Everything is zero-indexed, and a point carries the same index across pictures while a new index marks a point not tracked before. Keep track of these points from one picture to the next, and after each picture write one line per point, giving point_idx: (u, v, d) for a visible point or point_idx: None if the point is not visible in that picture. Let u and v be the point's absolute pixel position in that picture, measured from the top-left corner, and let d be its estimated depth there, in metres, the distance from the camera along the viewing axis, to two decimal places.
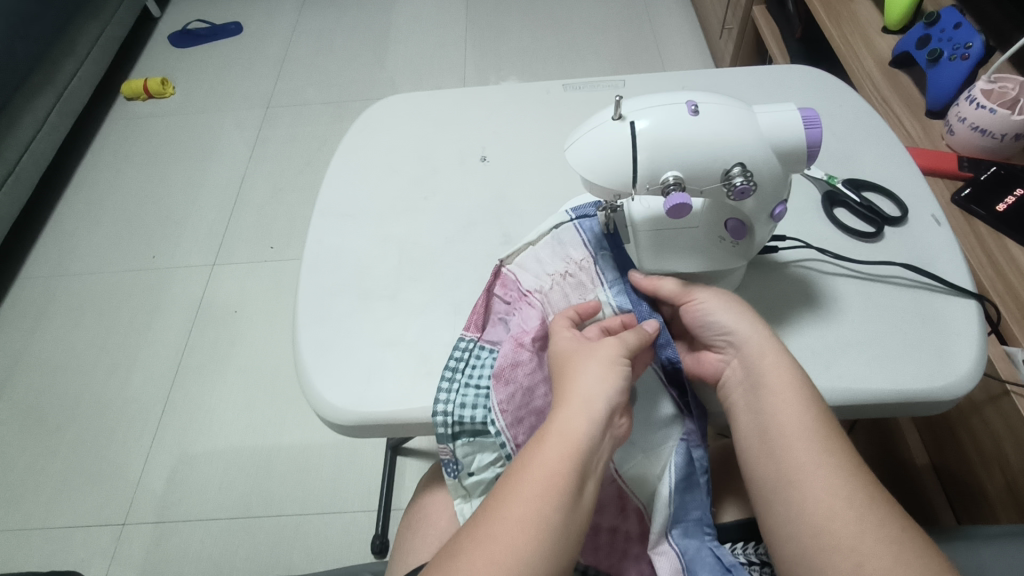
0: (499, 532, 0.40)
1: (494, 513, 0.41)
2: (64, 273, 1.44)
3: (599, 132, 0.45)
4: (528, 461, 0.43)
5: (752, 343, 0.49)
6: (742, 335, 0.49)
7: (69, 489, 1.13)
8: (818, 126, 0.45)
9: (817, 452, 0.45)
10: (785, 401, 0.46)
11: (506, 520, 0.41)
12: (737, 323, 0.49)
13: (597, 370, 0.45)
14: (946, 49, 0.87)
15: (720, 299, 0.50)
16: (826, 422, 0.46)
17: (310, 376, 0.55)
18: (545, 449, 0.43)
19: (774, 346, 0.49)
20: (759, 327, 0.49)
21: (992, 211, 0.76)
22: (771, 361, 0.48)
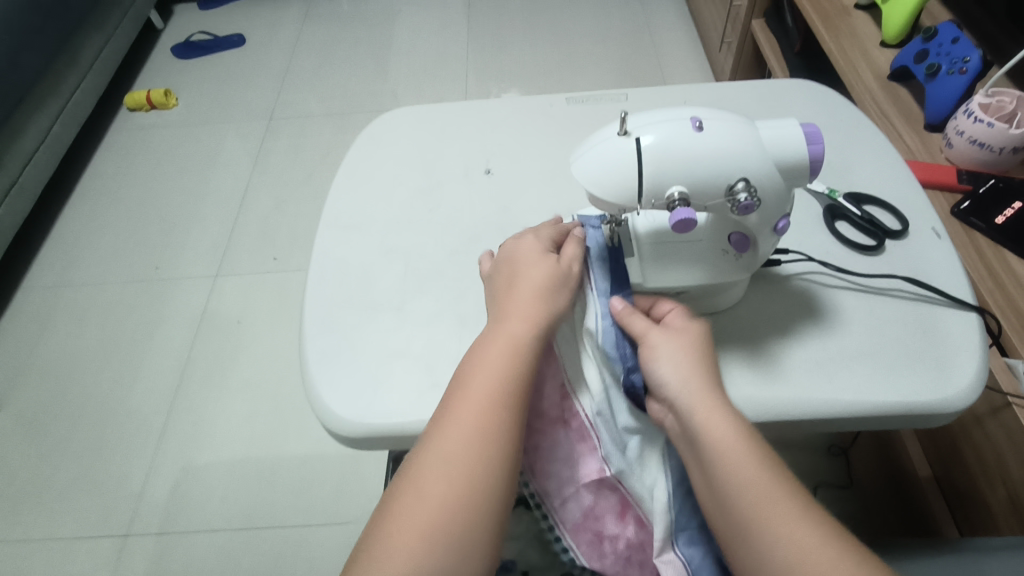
0: (452, 438, 0.45)
1: (445, 423, 0.46)
2: (67, 285, 1.44)
3: (604, 148, 0.45)
4: (471, 376, 0.47)
5: (690, 388, 0.46)
6: (678, 383, 0.47)
7: (70, 501, 1.13)
8: (820, 141, 0.45)
9: (773, 489, 0.42)
10: (728, 447, 0.44)
11: (458, 426, 0.45)
12: (674, 371, 0.47)
13: (531, 285, 0.51)
14: (943, 63, 0.88)
15: (661, 341, 0.49)
16: (773, 463, 0.43)
17: (316, 388, 0.55)
18: (486, 362, 0.48)
19: (711, 387, 0.47)
20: (697, 367, 0.48)
21: (991, 223, 0.77)
22: (710, 407, 0.45)
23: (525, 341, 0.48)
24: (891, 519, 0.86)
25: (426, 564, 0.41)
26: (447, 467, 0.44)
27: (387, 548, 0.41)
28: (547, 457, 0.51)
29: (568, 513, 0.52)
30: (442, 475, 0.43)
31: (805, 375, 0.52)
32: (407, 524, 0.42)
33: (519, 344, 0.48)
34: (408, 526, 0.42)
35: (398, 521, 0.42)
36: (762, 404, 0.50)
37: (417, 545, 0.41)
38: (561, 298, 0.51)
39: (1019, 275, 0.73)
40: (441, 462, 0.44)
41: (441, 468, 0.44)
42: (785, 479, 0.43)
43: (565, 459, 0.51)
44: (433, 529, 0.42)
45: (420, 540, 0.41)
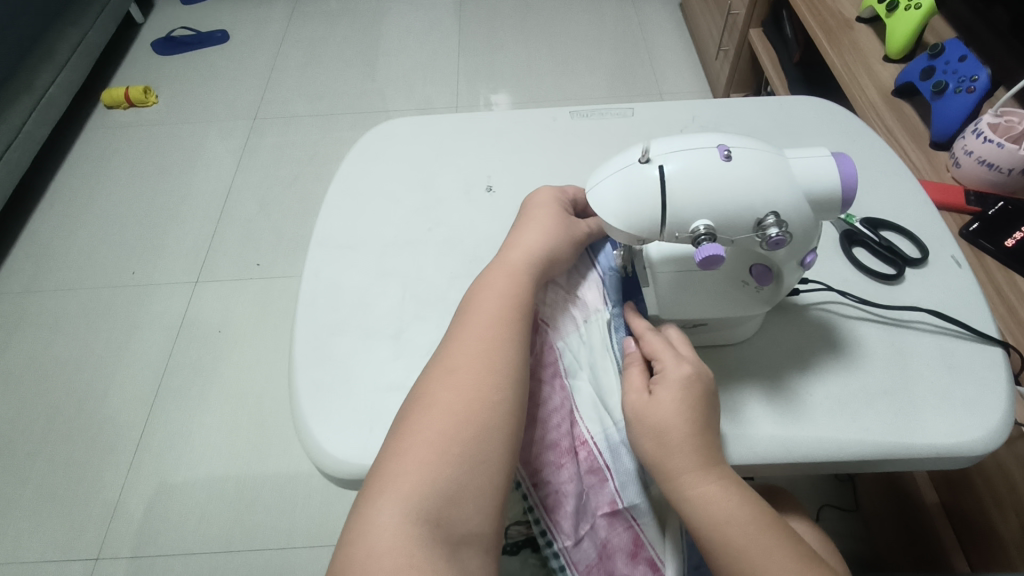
0: (457, 365, 0.46)
1: (448, 355, 0.47)
2: (38, 289, 1.38)
3: (625, 175, 0.43)
4: (472, 314, 0.49)
5: (668, 471, 0.44)
6: (654, 460, 0.44)
7: (40, 518, 1.08)
8: (854, 172, 0.43)
9: (771, 554, 0.40)
10: (716, 508, 0.42)
11: (462, 353, 0.47)
12: (652, 438, 0.45)
13: (533, 229, 0.54)
14: (950, 81, 0.86)
15: (634, 408, 0.46)
16: (763, 517, 0.42)
17: (306, 423, 0.51)
18: (485, 300, 0.49)
19: (690, 457, 0.43)
20: (680, 434, 0.44)
21: (1000, 246, 0.75)
22: (691, 487, 0.43)
23: (517, 285, 0.50)
24: (898, 549, 0.84)
25: (441, 471, 0.41)
26: (454, 389, 0.45)
27: (401, 462, 0.42)
28: (560, 490, 0.48)
29: (581, 553, 0.47)
30: (449, 400, 0.44)
31: (827, 414, 0.49)
32: (419, 442, 0.43)
33: (518, 282, 0.50)
34: (420, 439, 0.43)
35: (410, 438, 0.43)
36: (784, 446, 0.48)
37: (432, 453, 0.42)
38: (560, 247, 0.54)
39: None
40: (448, 387, 0.45)
41: (448, 388, 0.45)
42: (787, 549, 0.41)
43: (574, 483, 0.48)
44: (445, 439, 0.42)
45: (433, 451, 0.42)
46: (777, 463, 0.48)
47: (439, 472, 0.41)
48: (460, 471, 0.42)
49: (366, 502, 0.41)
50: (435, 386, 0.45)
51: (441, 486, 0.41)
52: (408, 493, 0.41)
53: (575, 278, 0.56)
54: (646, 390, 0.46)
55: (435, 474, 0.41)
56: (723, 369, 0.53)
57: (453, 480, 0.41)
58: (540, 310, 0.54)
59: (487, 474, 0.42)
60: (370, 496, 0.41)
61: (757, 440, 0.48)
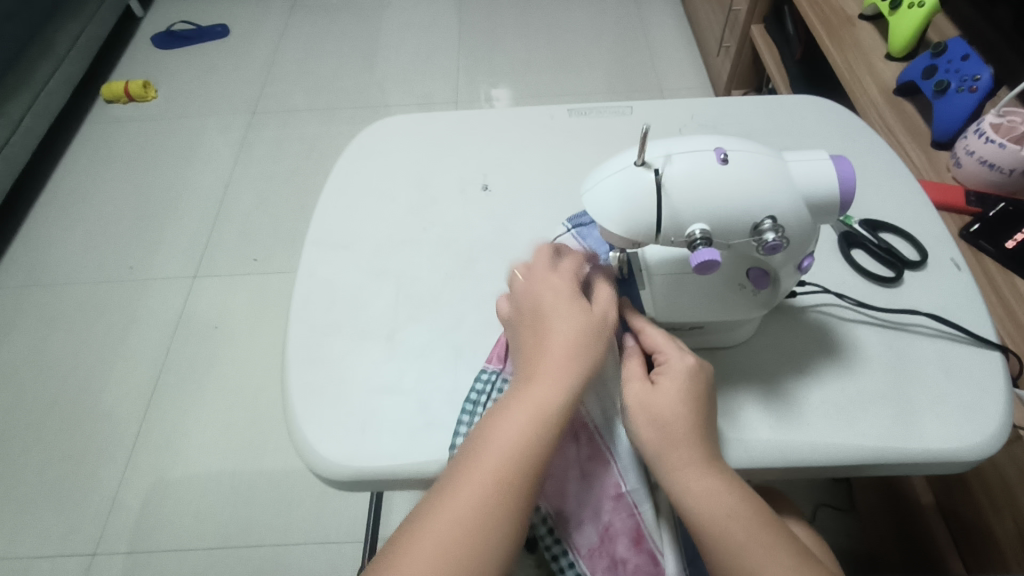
0: (534, 398, 0.42)
1: (523, 383, 0.43)
2: (36, 284, 1.38)
3: (620, 178, 0.42)
4: (548, 330, 0.45)
5: (667, 460, 0.43)
6: (653, 450, 0.44)
7: (37, 513, 1.08)
8: (853, 176, 0.42)
9: (771, 550, 0.40)
10: (714, 499, 0.42)
11: (541, 385, 0.42)
12: (657, 429, 0.44)
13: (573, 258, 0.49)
14: (953, 80, 0.85)
15: (635, 396, 0.45)
16: (758, 510, 0.42)
17: (299, 425, 0.51)
18: (564, 315, 0.45)
19: (693, 450, 0.43)
20: (681, 425, 0.44)
21: (1001, 248, 0.75)
22: (690, 482, 0.42)
23: (592, 303, 0.46)
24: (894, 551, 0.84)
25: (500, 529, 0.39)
26: (528, 428, 0.41)
27: (447, 529, 0.39)
28: (559, 478, 0.48)
29: (584, 536, 0.47)
30: (520, 441, 0.41)
31: (824, 419, 0.49)
32: (482, 484, 0.40)
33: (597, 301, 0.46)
34: (487, 485, 0.40)
35: (456, 499, 0.40)
36: (782, 451, 0.47)
37: (495, 505, 0.39)
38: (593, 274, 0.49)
39: None
40: (520, 425, 0.41)
41: (521, 426, 0.41)
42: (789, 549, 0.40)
43: (575, 473, 0.48)
44: (511, 491, 0.40)
45: (496, 503, 0.39)
46: (773, 467, 0.47)
47: (501, 529, 0.39)
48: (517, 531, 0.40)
49: (413, 542, 0.39)
50: (504, 417, 0.42)
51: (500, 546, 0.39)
52: (467, 547, 0.38)
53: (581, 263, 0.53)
54: (646, 378, 0.46)
55: (496, 530, 0.39)
56: (719, 372, 0.52)
57: (512, 539, 0.39)
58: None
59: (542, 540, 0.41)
60: (420, 537, 0.39)
61: (754, 445, 0.48)
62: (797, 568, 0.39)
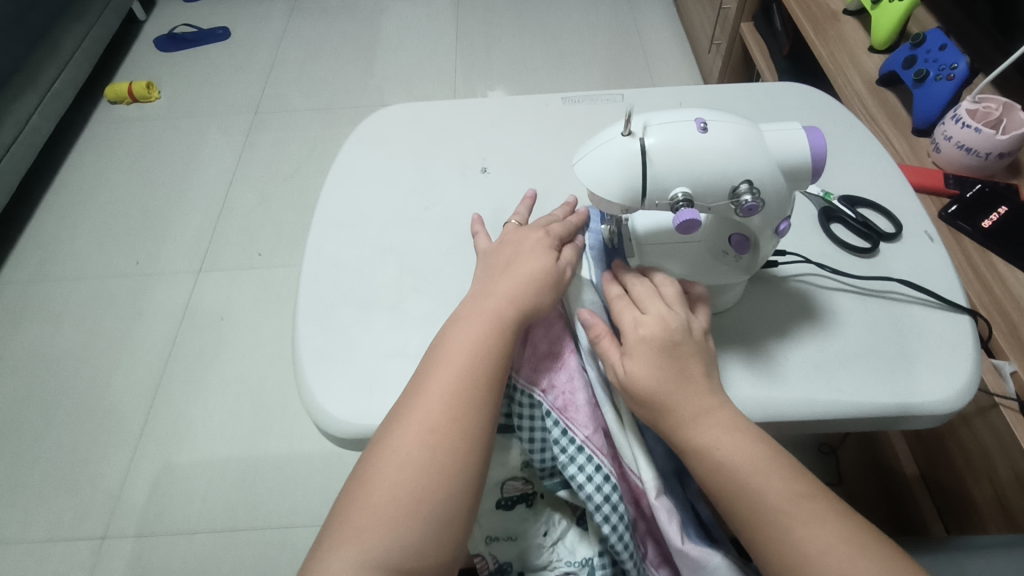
0: (466, 339, 0.47)
1: (460, 329, 0.48)
2: (44, 279, 1.41)
3: (607, 147, 0.45)
4: (488, 292, 0.50)
5: (654, 417, 0.45)
6: (641, 408, 0.45)
7: (46, 500, 1.10)
8: (823, 144, 0.46)
9: (776, 482, 0.42)
10: (723, 440, 0.43)
11: (473, 329, 0.48)
12: (654, 375, 0.45)
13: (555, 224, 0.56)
14: (932, 69, 0.89)
15: (615, 365, 0.47)
16: (767, 449, 0.43)
17: (309, 388, 0.54)
18: (503, 282, 0.50)
19: (693, 395, 0.44)
20: (655, 381, 0.45)
21: (978, 227, 0.78)
22: (686, 435, 0.44)
23: (554, 259, 0.52)
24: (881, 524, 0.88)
25: (435, 445, 0.44)
26: (456, 364, 0.46)
27: (407, 421, 0.45)
28: (567, 391, 0.50)
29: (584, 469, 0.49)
30: (453, 374, 0.46)
31: (804, 376, 0.52)
32: (419, 412, 0.45)
33: (541, 264, 0.51)
34: (424, 412, 0.45)
35: (420, 397, 0.45)
36: (761, 406, 0.51)
37: (438, 412, 0.44)
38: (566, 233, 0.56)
39: (1005, 279, 0.73)
40: (454, 363, 0.46)
41: (451, 361, 0.46)
42: (782, 475, 0.42)
43: (578, 391, 0.50)
44: (442, 414, 0.44)
45: (430, 424, 0.44)
46: (754, 421, 0.51)
47: (440, 431, 0.44)
48: (453, 449, 0.44)
49: (365, 469, 0.44)
50: (443, 358, 0.47)
51: (437, 460, 0.43)
52: (409, 465, 0.43)
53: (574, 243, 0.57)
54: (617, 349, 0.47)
55: (432, 448, 0.43)
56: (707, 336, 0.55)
57: (445, 459, 0.43)
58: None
59: (479, 454, 0.44)
60: (370, 465, 0.44)
61: (737, 401, 0.51)
62: (803, 494, 0.42)
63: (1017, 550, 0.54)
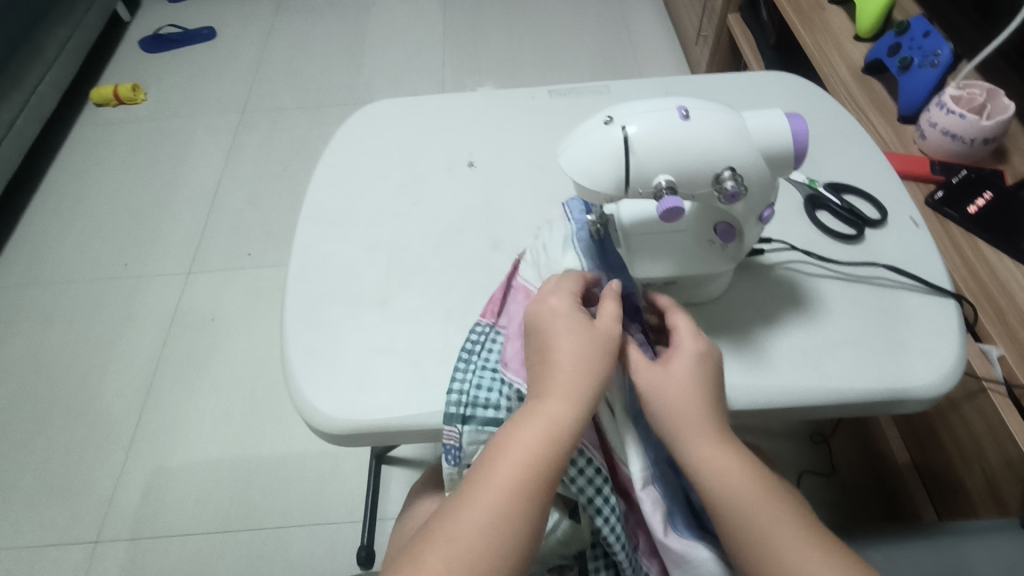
0: (561, 409, 0.42)
1: (549, 392, 0.43)
2: (32, 283, 1.40)
3: (590, 137, 0.45)
4: (572, 345, 0.45)
5: (683, 439, 0.44)
6: (669, 429, 0.44)
7: (39, 505, 1.10)
8: (805, 131, 0.46)
9: (776, 520, 0.41)
10: (729, 474, 0.43)
11: (568, 397, 0.43)
12: (674, 402, 0.44)
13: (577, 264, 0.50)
14: (916, 57, 0.89)
15: (648, 383, 0.46)
16: (765, 487, 0.43)
17: (298, 386, 0.54)
18: (591, 338, 0.45)
19: (706, 424, 0.44)
20: (694, 409, 0.44)
21: (964, 213, 0.78)
22: (704, 459, 0.43)
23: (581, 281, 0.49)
24: (875, 510, 0.89)
25: (523, 527, 0.39)
26: (542, 431, 0.42)
27: (484, 489, 0.40)
28: None
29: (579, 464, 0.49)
30: (545, 448, 0.41)
31: (792, 364, 0.52)
32: (502, 485, 0.40)
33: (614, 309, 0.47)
34: (513, 487, 0.40)
35: (499, 464, 0.41)
36: (750, 394, 0.51)
37: (519, 486, 0.40)
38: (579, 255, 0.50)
39: (991, 263, 0.73)
40: (544, 434, 0.42)
41: (543, 432, 0.42)
42: (797, 517, 0.42)
43: None
44: (531, 492, 0.40)
45: (513, 497, 0.40)
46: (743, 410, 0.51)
47: (519, 507, 0.40)
48: (537, 531, 0.40)
49: (433, 540, 0.39)
50: (531, 427, 0.42)
51: (520, 545, 0.39)
52: (495, 547, 0.39)
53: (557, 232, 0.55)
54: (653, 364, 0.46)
55: (516, 531, 0.39)
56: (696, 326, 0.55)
57: (521, 537, 0.39)
58: (517, 261, 0.57)
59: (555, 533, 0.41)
60: (440, 538, 0.39)
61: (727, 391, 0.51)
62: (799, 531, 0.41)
63: (1008, 534, 0.54)
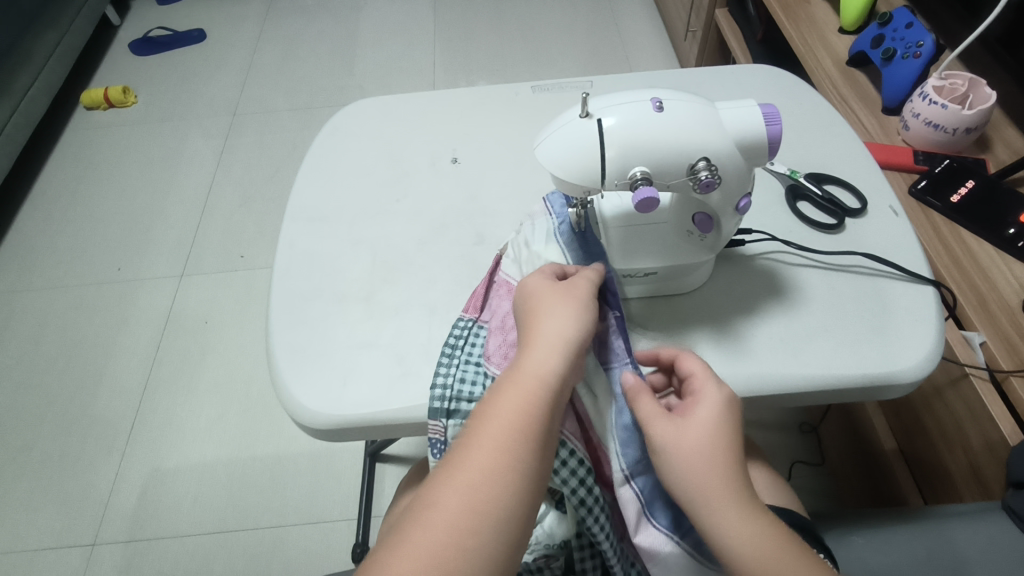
0: (535, 370, 0.43)
1: (522, 358, 0.44)
2: (25, 288, 1.40)
3: (566, 130, 0.45)
4: (543, 316, 0.46)
5: (708, 493, 0.41)
6: (688, 489, 0.42)
7: (34, 509, 1.10)
8: (778, 121, 0.46)
9: None
10: (759, 554, 0.40)
11: (540, 358, 0.43)
12: (694, 469, 0.42)
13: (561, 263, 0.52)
14: (899, 48, 0.90)
15: (664, 436, 0.44)
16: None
17: (284, 382, 0.54)
18: (559, 306, 0.46)
19: (730, 494, 0.41)
20: (712, 464, 0.42)
21: (947, 202, 0.78)
22: (727, 524, 0.40)
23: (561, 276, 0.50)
24: (864, 499, 0.90)
25: (504, 487, 0.39)
26: (523, 385, 0.42)
27: (468, 451, 0.40)
28: None
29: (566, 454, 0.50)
30: (522, 408, 0.41)
31: (771, 352, 0.52)
32: (483, 449, 0.40)
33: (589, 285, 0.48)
34: (490, 446, 0.40)
35: (481, 426, 0.41)
36: (730, 381, 0.51)
37: (500, 444, 0.40)
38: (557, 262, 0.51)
39: (974, 251, 0.74)
40: (520, 394, 0.42)
41: (520, 394, 0.42)
42: None
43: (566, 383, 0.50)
44: (512, 454, 0.40)
45: (496, 454, 0.40)
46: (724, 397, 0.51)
47: (501, 463, 0.39)
48: (521, 493, 0.39)
49: (419, 504, 0.39)
50: (506, 390, 0.42)
51: (502, 507, 0.38)
52: (475, 507, 0.38)
53: (538, 226, 0.55)
54: (667, 415, 0.45)
55: (498, 493, 0.39)
56: (678, 317, 0.56)
57: (506, 496, 0.39)
58: (498, 256, 0.57)
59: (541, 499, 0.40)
60: (426, 502, 0.39)
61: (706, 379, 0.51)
62: None
63: (990, 518, 0.55)
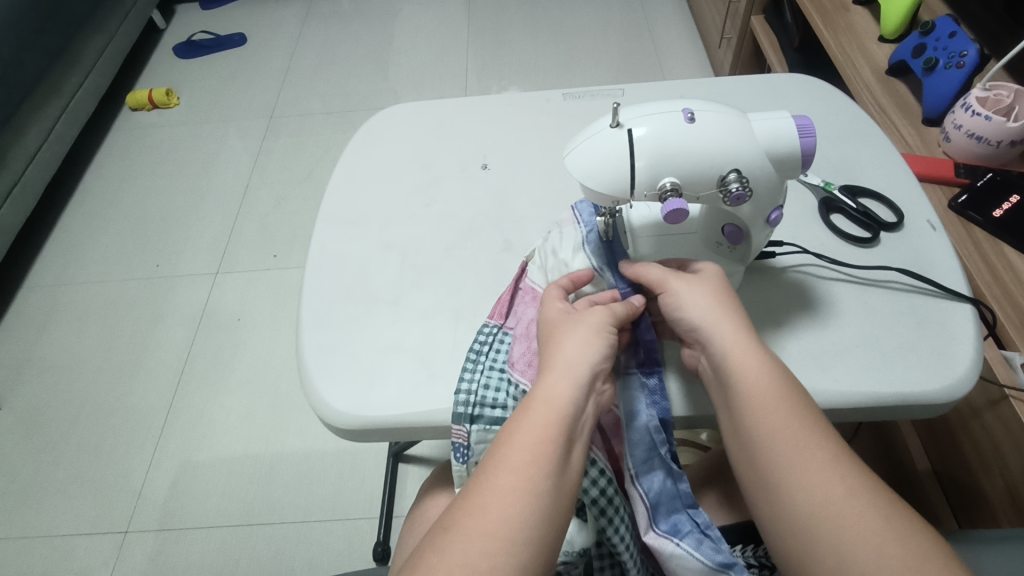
0: (549, 395, 0.43)
1: (537, 384, 0.44)
2: (69, 282, 1.45)
3: (597, 140, 0.45)
4: (561, 342, 0.46)
5: (715, 326, 0.46)
6: (698, 318, 0.47)
7: (69, 497, 1.13)
8: (812, 134, 0.46)
9: (806, 435, 0.42)
10: (762, 382, 0.44)
11: (554, 384, 0.43)
12: (701, 310, 0.47)
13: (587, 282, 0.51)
14: (941, 58, 0.87)
15: (680, 284, 0.48)
16: (799, 401, 0.44)
17: (312, 382, 0.55)
18: (575, 330, 0.46)
19: (737, 328, 0.46)
20: (721, 306, 0.47)
21: (989, 217, 0.76)
22: (732, 345, 0.45)
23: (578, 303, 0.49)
24: None
25: (520, 513, 0.39)
26: (545, 415, 0.42)
27: (489, 479, 0.40)
28: None
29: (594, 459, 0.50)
30: (536, 431, 0.41)
31: (801, 367, 0.52)
32: (505, 477, 0.40)
33: (610, 310, 0.47)
34: (506, 473, 0.40)
35: (502, 454, 0.41)
36: None
37: (520, 471, 0.40)
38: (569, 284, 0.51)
39: (1016, 268, 0.71)
40: (534, 419, 0.42)
41: (538, 420, 0.42)
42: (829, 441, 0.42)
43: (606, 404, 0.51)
44: (530, 480, 0.40)
45: (516, 480, 0.40)
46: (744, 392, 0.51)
47: (522, 490, 0.39)
48: (539, 519, 0.39)
49: (444, 533, 0.39)
50: (520, 414, 0.42)
51: (520, 533, 0.38)
52: (492, 532, 0.38)
53: (563, 231, 0.55)
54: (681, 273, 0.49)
55: (520, 522, 0.38)
56: None
57: (527, 521, 0.39)
58: (525, 263, 0.58)
59: (560, 526, 0.40)
60: (451, 532, 0.38)
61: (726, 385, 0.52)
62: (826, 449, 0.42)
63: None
